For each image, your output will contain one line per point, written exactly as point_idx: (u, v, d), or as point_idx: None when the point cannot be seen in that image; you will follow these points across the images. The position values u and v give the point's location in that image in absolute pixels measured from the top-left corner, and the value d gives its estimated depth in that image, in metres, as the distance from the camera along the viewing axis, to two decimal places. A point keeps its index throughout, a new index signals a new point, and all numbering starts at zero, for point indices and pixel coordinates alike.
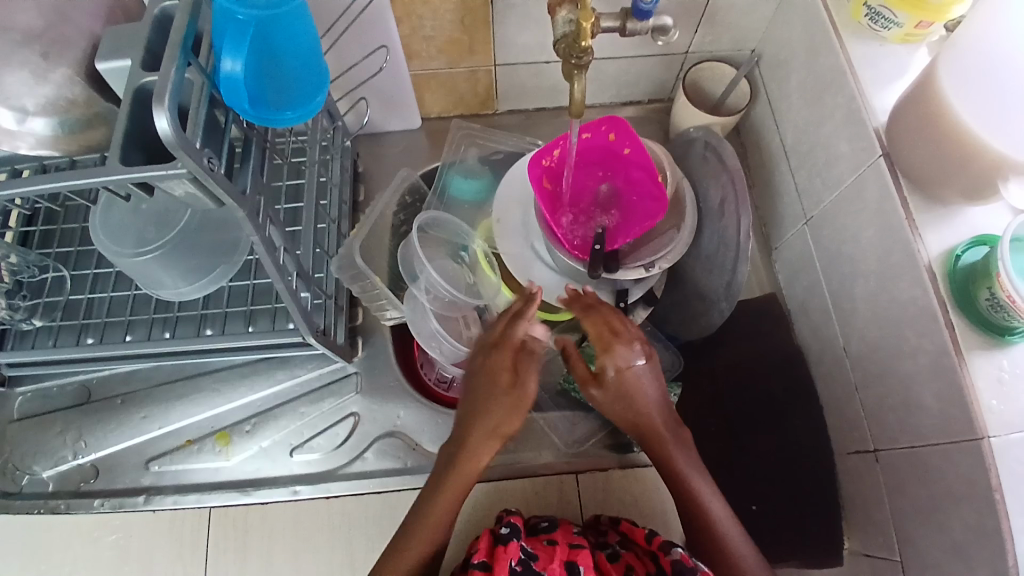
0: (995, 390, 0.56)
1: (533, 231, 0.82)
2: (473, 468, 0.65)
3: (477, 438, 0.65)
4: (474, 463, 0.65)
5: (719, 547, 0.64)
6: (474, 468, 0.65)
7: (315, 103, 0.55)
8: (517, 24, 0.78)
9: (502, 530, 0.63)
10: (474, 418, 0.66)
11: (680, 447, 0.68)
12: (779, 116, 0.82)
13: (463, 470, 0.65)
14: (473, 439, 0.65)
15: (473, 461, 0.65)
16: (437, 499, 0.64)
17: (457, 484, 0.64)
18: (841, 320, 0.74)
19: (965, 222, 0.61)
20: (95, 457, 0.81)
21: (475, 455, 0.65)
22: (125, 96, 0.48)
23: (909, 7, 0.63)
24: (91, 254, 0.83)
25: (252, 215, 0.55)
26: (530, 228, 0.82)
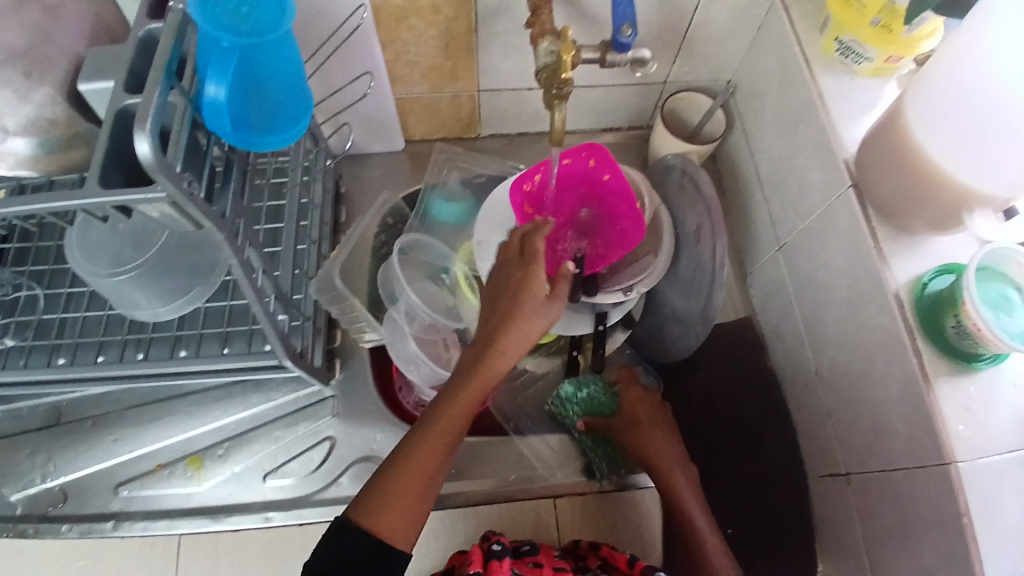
0: (963, 416, 0.57)
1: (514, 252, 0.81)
2: (485, 379, 0.58)
3: (495, 350, 0.57)
4: (488, 379, 0.58)
5: (700, 568, 0.69)
6: (489, 377, 0.58)
7: (298, 127, 0.55)
8: (500, 52, 0.79)
9: (494, 546, 0.64)
10: (490, 335, 0.57)
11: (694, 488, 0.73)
12: (753, 145, 0.84)
13: (473, 379, 0.57)
14: (489, 346, 0.57)
15: (488, 369, 0.57)
16: (444, 414, 0.57)
17: (466, 399, 0.58)
18: (813, 344, 0.75)
19: (932, 251, 0.63)
20: (64, 480, 0.79)
21: (491, 366, 0.57)
22: (107, 117, 0.48)
23: (879, 42, 0.65)
24: (66, 273, 0.81)
25: (230, 237, 0.54)
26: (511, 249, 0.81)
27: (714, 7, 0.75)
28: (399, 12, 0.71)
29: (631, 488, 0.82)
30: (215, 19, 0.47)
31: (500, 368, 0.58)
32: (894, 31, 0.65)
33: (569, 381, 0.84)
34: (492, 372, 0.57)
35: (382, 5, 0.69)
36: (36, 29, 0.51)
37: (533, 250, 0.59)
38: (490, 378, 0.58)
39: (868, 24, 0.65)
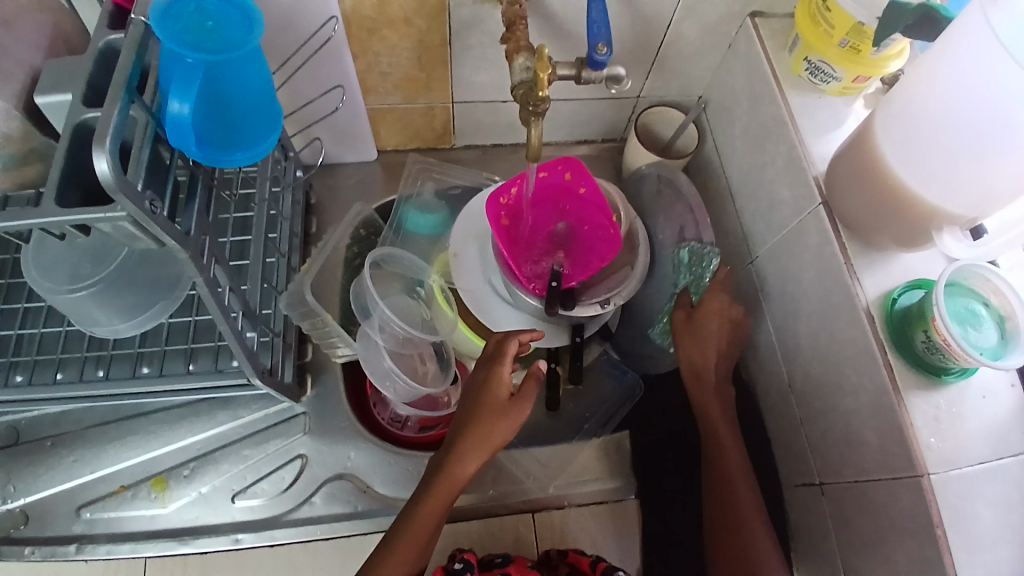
0: (934, 428, 0.59)
1: (490, 265, 0.82)
2: (456, 476, 0.65)
3: (468, 449, 0.65)
4: (459, 476, 0.65)
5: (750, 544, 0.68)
6: (460, 475, 0.65)
7: (266, 143, 0.54)
8: (474, 64, 0.79)
9: (456, 564, 0.66)
10: (459, 440, 0.65)
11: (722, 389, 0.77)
12: (724, 159, 0.85)
13: (446, 477, 0.65)
14: (460, 449, 0.65)
15: (460, 468, 0.65)
16: (422, 507, 0.64)
17: (441, 493, 0.64)
18: (784, 357, 0.76)
19: (899, 268, 0.64)
20: (25, 502, 0.75)
21: (461, 467, 0.65)
22: (64, 131, 0.46)
23: (845, 62, 0.67)
24: (23, 287, 0.78)
25: (196, 255, 0.53)
26: (488, 263, 0.82)
27: (685, 24, 0.76)
28: (369, 23, 0.70)
29: (610, 500, 0.81)
30: (180, 34, 0.45)
31: (469, 468, 0.65)
32: (861, 51, 0.66)
33: (684, 252, 0.80)
34: (464, 471, 0.65)
35: (352, 16, 0.68)
36: None
37: (501, 363, 0.66)
38: (461, 476, 0.65)
39: (835, 45, 0.67)
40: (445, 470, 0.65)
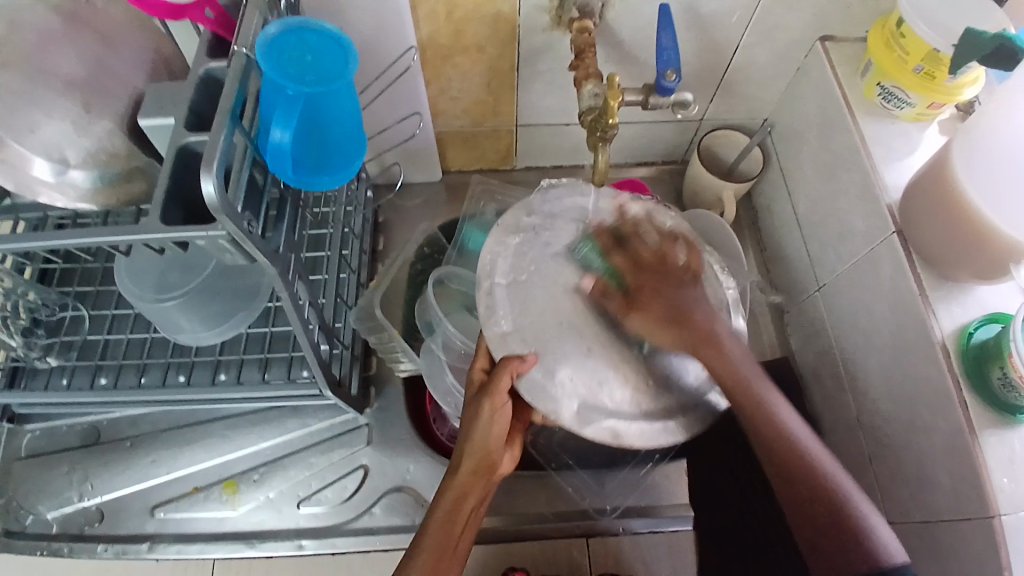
0: (1007, 468, 0.56)
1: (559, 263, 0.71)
2: (704, 340, 0.49)
3: (648, 305, 0.50)
4: (718, 358, 0.49)
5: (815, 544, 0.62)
6: (711, 343, 0.49)
7: (352, 166, 0.57)
8: (541, 89, 0.81)
9: None
10: (687, 307, 0.50)
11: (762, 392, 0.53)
12: (791, 185, 0.84)
13: (477, 444, 0.58)
14: (671, 292, 0.51)
15: (704, 334, 0.49)
16: (457, 479, 0.59)
17: (473, 465, 0.59)
18: (853, 389, 0.74)
19: (975, 301, 0.62)
20: (101, 500, 0.80)
21: (704, 335, 0.49)
22: (169, 154, 0.50)
23: (921, 89, 0.66)
24: (111, 294, 0.83)
25: (282, 273, 0.56)
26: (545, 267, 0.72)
27: (755, 49, 0.76)
28: (444, 51, 0.74)
29: (666, 530, 0.80)
30: (285, 68, 0.49)
31: (722, 329, 0.50)
32: (937, 78, 0.65)
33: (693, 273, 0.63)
34: (496, 432, 0.58)
35: (429, 45, 0.72)
36: (94, 61, 0.55)
37: (614, 234, 0.55)
38: (701, 330, 0.49)
39: (911, 72, 0.66)
40: (469, 442, 0.58)
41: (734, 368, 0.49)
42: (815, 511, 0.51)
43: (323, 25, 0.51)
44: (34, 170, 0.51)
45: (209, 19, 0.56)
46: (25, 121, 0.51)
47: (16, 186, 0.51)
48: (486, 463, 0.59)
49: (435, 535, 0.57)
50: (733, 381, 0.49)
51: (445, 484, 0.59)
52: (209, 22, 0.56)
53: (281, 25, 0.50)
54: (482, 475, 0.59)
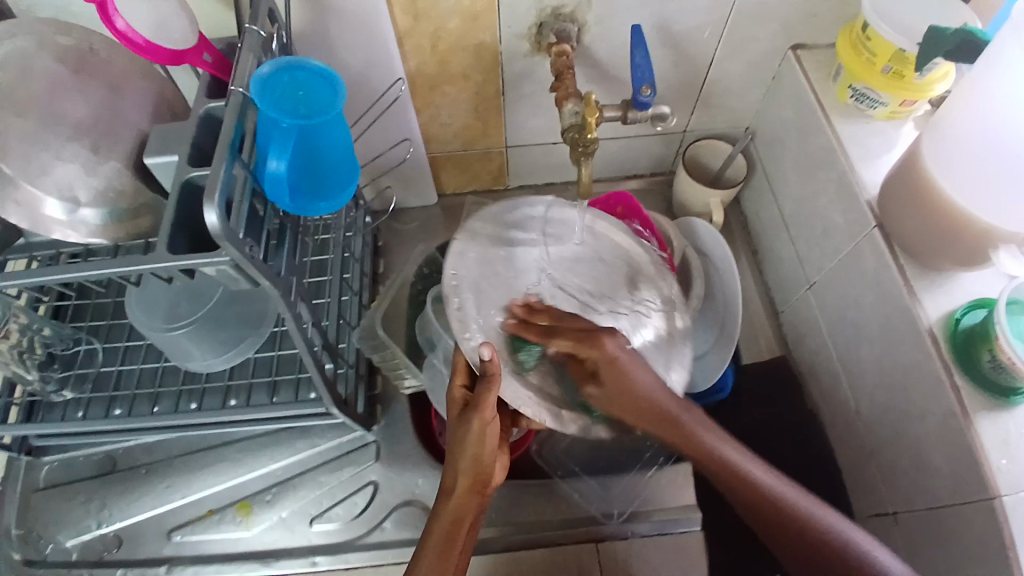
0: (1003, 449, 0.57)
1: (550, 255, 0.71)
2: (638, 404, 0.59)
3: (608, 390, 0.59)
4: (685, 434, 0.60)
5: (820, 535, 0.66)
6: (631, 395, 0.59)
7: (346, 193, 0.61)
8: (527, 111, 0.85)
9: None
10: (624, 367, 0.59)
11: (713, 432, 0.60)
12: (775, 188, 0.87)
13: (471, 460, 0.60)
14: (620, 380, 0.59)
15: (638, 401, 0.59)
16: (452, 498, 0.61)
17: (467, 482, 0.60)
18: (849, 382, 0.75)
19: (958, 288, 0.64)
20: (118, 527, 0.82)
21: (637, 393, 0.59)
22: (174, 188, 0.53)
23: (892, 88, 0.69)
24: (123, 327, 0.86)
25: (285, 294, 0.59)
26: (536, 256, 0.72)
27: (730, 61, 0.79)
28: (432, 81, 0.77)
29: (675, 532, 0.80)
30: (278, 105, 0.52)
31: (655, 395, 0.59)
32: (906, 76, 0.67)
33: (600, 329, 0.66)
34: (487, 446, 0.60)
35: (417, 75, 0.76)
36: (101, 106, 0.58)
37: (541, 321, 0.61)
38: (647, 406, 0.59)
39: (880, 73, 0.68)
40: (462, 457, 0.60)
41: (687, 429, 0.59)
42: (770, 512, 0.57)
43: (313, 64, 0.55)
44: (47, 209, 0.56)
45: (207, 62, 0.60)
46: (38, 165, 0.54)
47: (31, 224, 0.56)
48: (478, 479, 0.60)
49: (433, 557, 0.59)
50: (660, 418, 0.59)
51: (441, 504, 0.61)
52: (207, 65, 0.60)
53: (273, 64, 0.54)
54: (476, 491, 0.61)
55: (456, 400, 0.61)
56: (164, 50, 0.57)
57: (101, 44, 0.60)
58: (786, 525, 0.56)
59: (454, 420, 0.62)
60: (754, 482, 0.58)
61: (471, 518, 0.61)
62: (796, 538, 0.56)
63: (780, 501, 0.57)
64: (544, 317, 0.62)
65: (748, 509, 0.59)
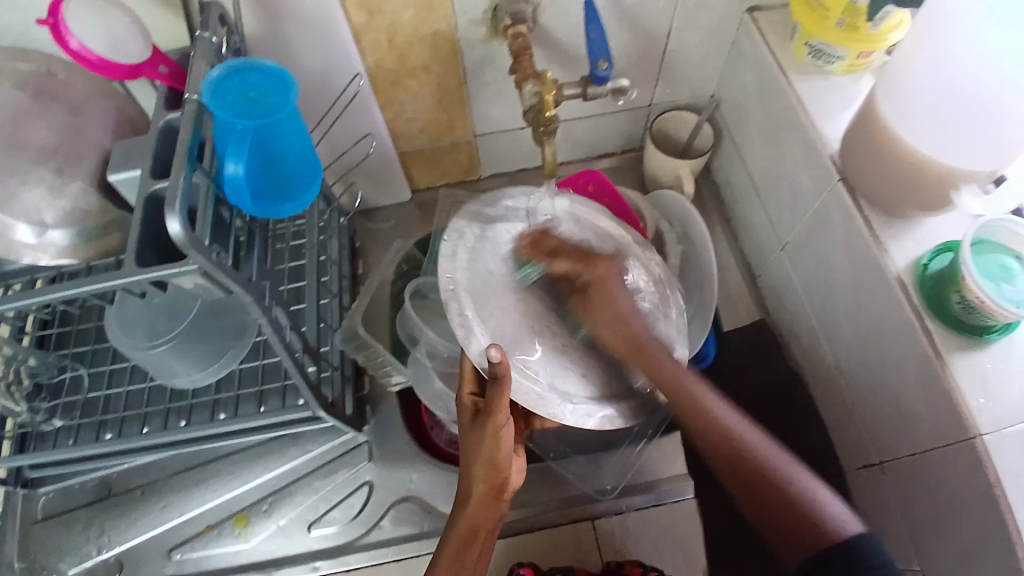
0: (980, 389, 0.57)
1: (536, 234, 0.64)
2: (623, 323, 0.56)
3: (594, 309, 0.57)
4: (649, 363, 0.55)
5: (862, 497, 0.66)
6: (625, 322, 0.56)
7: (310, 193, 0.61)
8: (491, 99, 0.85)
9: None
10: (612, 291, 0.58)
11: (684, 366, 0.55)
12: (743, 154, 0.87)
13: (487, 468, 0.59)
14: (607, 300, 0.57)
15: (619, 320, 0.56)
16: (468, 506, 0.60)
17: (484, 490, 0.59)
18: (828, 338, 0.76)
19: (925, 234, 0.64)
20: (118, 550, 0.82)
21: (622, 313, 0.57)
22: (137, 202, 0.53)
23: (849, 41, 0.68)
24: (107, 351, 0.85)
25: (258, 299, 0.59)
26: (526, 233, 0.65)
27: (687, 30, 0.80)
28: (393, 76, 0.77)
29: (668, 502, 0.81)
30: (231, 107, 0.52)
31: (640, 329, 0.56)
32: (860, 28, 0.67)
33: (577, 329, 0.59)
34: (500, 454, 0.58)
35: (377, 72, 0.76)
36: (60, 126, 0.58)
37: (547, 243, 0.61)
38: (628, 333, 0.56)
39: (834, 26, 0.68)
40: (476, 464, 0.59)
41: (669, 369, 0.54)
42: (764, 490, 0.50)
43: (264, 63, 0.54)
44: (16, 234, 0.55)
45: (163, 74, 0.60)
46: (5, 191, 0.54)
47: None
48: (494, 485, 0.59)
49: (452, 560, 0.59)
50: (634, 347, 0.55)
51: (458, 513, 0.60)
52: (165, 77, 0.60)
53: (223, 67, 0.53)
54: (493, 497, 0.60)
55: (465, 404, 0.61)
56: (121, 65, 0.56)
57: (59, 66, 0.59)
58: (751, 461, 0.51)
59: (468, 428, 0.61)
60: (716, 419, 0.52)
61: (489, 525, 0.61)
62: (779, 501, 0.49)
63: (768, 467, 0.50)
64: (552, 240, 0.62)
65: (711, 448, 0.53)
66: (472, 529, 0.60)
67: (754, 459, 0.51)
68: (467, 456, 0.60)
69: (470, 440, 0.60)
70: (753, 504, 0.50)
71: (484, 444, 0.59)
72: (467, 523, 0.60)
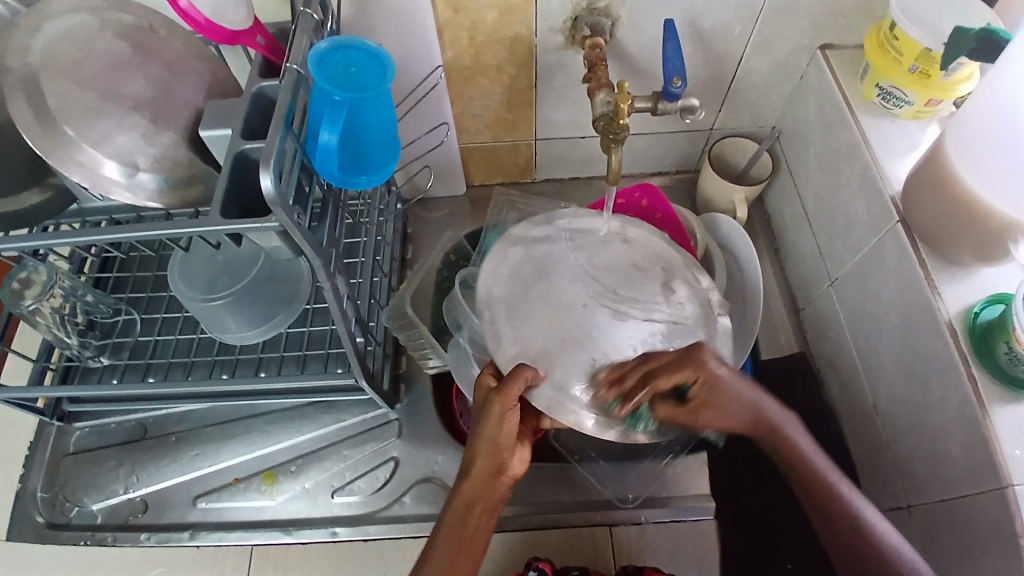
0: (1018, 440, 0.58)
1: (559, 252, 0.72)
2: (734, 409, 0.64)
3: (694, 408, 0.63)
4: (777, 435, 0.64)
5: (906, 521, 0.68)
6: (733, 403, 0.64)
7: (387, 170, 0.63)
8: (556, 103, 0.87)
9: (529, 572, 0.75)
10: (720, 386, 0.62)
11: (790, 422, 0.65)
12: (800, 186, 0.88)
13: (489, 447, 0.62)
14: (724, 401, 0.63)
15: (731, 405, 0.63)
16: (468, 481, 0.63)
17: (485, 470, 0.62)
18: (868, 376, 0.77)
19: (979, 282, 0.65)
20: (144, 492, 0.85)
21: (732, 401, 0.63)
22: (227, 160, 0.55)
23: (918, 87, 0.70)
24: (162, 299, 0.90)
25: (325, 264, 0.61)
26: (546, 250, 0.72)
27: (756, 59, 0.81)
28: (466, 72, 0.80)
29: (688, 519, 0.82)
30: (330, 80, 0.55)
31: (747, 405, 0.64)
32: (932, 75, 0.69)
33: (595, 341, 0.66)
34: (503, 436, 0.62)
35: (453, 66, 0.79)
36: (159, 82, 0.61)
37: (632, 368, 0.62)
38: (742, 410, 0.64)
39: (906, 71, 0.69)
40: (480, 442, 0.62)
41: (794, 439, 0.64)
42: (848, 536, 0.60)
43: (364, 42, 0.57)
44: (106, 170, 0.57)
45: (261, 45, 0.62)
46: (99, 131, 0.57)
47: (91, 185, 0.57)
48: (493, 463, 0.63)
49: (450, 531, 0.61)
50: (748, 419, 0.65)
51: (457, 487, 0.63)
52: (260, 48, 0.62)
53: (328, 43, 0.57)
54: (492, 476, 0.63)
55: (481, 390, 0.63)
56: (223, 30, 0.59)
57: (160, 23, 0.63)
58: (817, 482, 0.63)
59: (477, 406, 0.63)
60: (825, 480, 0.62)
61: (489, 502, 0.63)
62: (860, 550, 0.59)
63: (850, 510, 0.61)
64: (627, 375, 0.62)
65: (803, 491, 0.64)
66: (473, 507, 0.62)
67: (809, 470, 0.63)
68: (476, 433, 0.62)
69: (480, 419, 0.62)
70: (838, 534, 0.61)
71: (493, 422, 0.61)
72: (469, 499, 0.62)
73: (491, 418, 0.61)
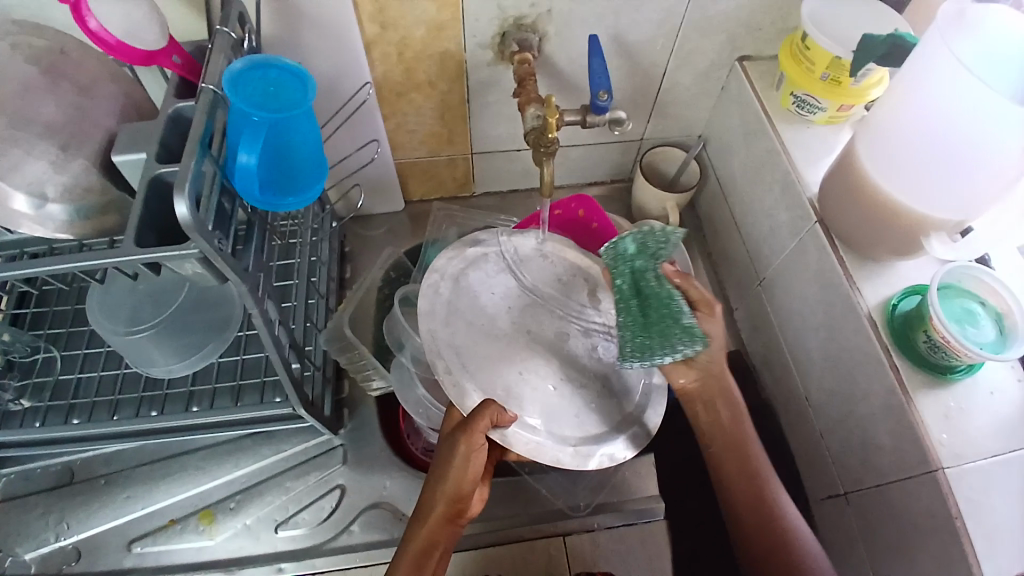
0: (944, 424, 0.61)
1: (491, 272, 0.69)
2: (731, 428, 0.68)
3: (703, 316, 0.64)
4: (748, 463, 0.67)
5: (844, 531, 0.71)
6: (729, 400, 0.66)
7: (315, 189, 0.62)
8: (491, 118, 0.88)
9: None
10: (717, 303, 0.65)
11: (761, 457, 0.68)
12: (727, 191, 0.92)
13: (452, 486, 0.62)
14: (714, 316, 0.64)
15: (726, 395, 0.66)
16: (430, 520, 0.62)
17: (446, 509, 0.62)
18: (799, 371, 0.80)
19: (896, 277, 0.69)
20: (78, 538, 0.79)
21: (729, 402, 0.67)
22: (141, 186, 0.53)
23: (830, 94, 0.74)
24: (83, 335, 0.84)
25: (252, 289, 0.59)
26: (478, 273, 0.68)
27: (680, 71, 0.84)
28: (399, 88, 0.80)
29: (640, 523, 0.83)
30: (249, 100, 0.53)
31: (743, 428, 0.68)
32: (843, 82, 0.73)
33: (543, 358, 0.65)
34: (467, 475, 0.61)
35: (384, 82, 0.78)
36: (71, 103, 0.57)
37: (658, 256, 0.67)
38: (736, 432, 0.68)
39: (818, 79, 0.73)
40: (445, 481, 0.62)
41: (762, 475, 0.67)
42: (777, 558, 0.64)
43: (283, 60, 0.56)
44: (14, 204, 0.55)
45: (176, 64, 0.60)
46: (8, 162, 0.53)
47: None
48: (455, 504, 0.62)
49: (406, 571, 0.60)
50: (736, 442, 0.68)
51: (415, 529, 0.62)
52: (176, 67, 0.60)
53: (245, 62, 0.55)
54: (453, 516, 0.63)
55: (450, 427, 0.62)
56: (137, 51, 0.57)
57: (73, 46, 0.59)
58: (762, 520, 0.66)
59: (444, 443, 0.62)
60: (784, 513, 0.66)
61: (445, 546, 0.63)
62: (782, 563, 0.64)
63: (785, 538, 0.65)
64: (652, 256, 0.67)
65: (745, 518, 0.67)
66: (431, 547, 0.61)
67: (744, 455, 0.67)
68: (439, 472, 0.62)
69: (446, 458, 0.61)
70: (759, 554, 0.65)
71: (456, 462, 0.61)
72: (428, 539, 0.62)
73: (456, 458, 0.60)
